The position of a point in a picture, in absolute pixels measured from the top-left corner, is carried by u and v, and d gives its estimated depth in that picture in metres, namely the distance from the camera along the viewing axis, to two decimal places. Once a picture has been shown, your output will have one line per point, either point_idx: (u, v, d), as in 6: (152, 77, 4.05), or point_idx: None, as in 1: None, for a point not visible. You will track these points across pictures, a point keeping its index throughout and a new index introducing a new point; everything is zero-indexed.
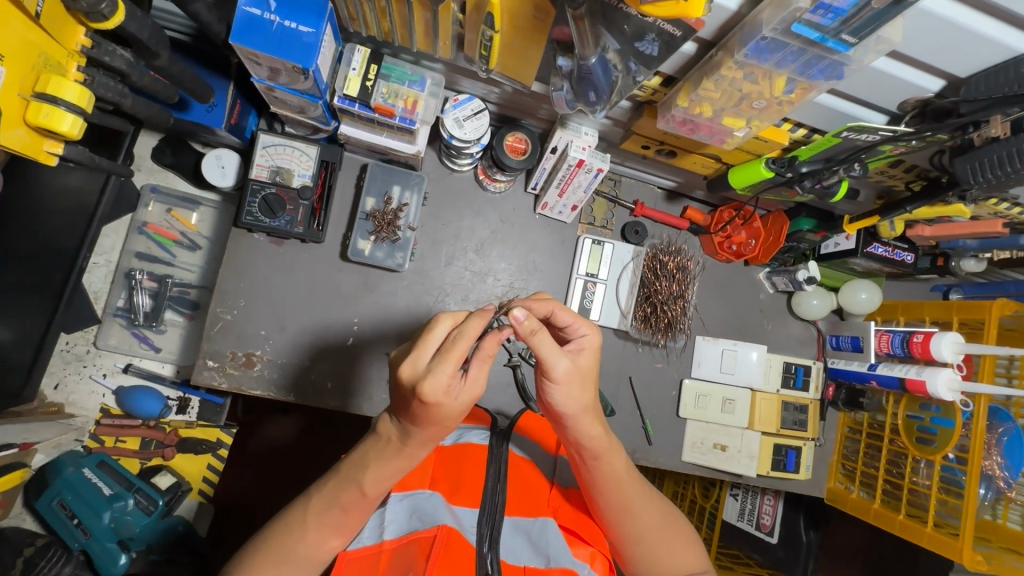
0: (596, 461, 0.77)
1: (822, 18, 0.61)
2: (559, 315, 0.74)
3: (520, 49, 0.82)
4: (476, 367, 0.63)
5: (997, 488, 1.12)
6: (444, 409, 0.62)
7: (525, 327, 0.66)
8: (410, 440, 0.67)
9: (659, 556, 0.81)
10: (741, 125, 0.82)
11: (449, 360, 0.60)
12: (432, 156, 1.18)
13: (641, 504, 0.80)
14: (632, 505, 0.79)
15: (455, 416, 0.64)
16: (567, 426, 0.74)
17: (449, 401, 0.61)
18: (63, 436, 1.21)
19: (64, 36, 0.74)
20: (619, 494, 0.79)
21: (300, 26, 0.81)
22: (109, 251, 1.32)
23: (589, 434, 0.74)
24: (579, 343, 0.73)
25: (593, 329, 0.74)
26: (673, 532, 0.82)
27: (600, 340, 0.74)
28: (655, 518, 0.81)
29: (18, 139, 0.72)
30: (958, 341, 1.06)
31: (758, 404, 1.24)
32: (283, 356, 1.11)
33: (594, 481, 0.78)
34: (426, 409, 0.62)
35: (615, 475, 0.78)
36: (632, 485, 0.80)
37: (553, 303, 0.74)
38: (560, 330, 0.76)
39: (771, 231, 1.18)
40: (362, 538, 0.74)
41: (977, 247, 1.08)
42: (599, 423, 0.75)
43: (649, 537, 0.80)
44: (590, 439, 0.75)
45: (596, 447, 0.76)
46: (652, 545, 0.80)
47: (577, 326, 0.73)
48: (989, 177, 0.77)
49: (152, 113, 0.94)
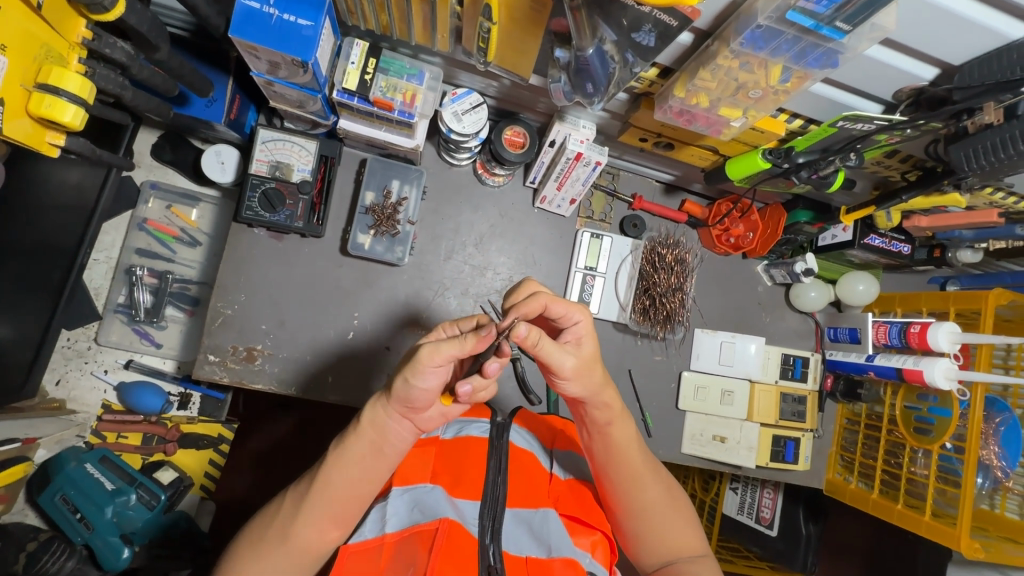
0: (610, 428, 0.79)
1: (816, 5, 0.61)
2: (552, 308, 0.72)
3: (518, 41, 0.83)
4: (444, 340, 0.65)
5: (994, 477, 1.11)
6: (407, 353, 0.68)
7: (526, 338, 0.66)
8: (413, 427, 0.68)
9: (660, 533, 0.81)
10: (737, 115, 0.82)
11: (448, 327, 0.73)
12: (430, 150, 1.18)
13: (650, 477, 0.82)
14: (640, 477, 0.81)
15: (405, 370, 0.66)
16: (586, 403, 0.77)
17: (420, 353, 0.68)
18: (64, 432, 1.22)
19: (65, 28, 0.74)
20: (629, 463, 0.81)
21: (299, 20, 0.82)
22: (109, 248, 1.32)
23: (606, 400, 0.77)
24: (574, 332, 0.74)
25: (586, 313, 0.74)
26: (677, 512, 0.83)
27: (593, 324, 0.74)
28: (660, 495, 0.82)
29: (19, 130, 0.73)
30: (955, 330, 1.07)
31: (756, 396, 1.25)
32: (284, 351, 1.11)
33: (605, 449, 0.81)
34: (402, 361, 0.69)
35: (627, 444, 0.80)
36: (642, 457, 0.82)
37: (546, 293, 0.72)
38: (554, 321, 0.75)
39: (768, 224, 1.19)
40: (363, 531, 0.74)
41: (973, 238, 1.09)
42: (614, 391, 0.77)
43: (653, 511, 0.81)
44: (605, 407, 0.77)
45: (611, 414, 0.78)
46: (656, 521, 0.81)
47: (570, 314, 0.73)
48: (983, 163, 0.77)
49: (152, 106, 0.94)
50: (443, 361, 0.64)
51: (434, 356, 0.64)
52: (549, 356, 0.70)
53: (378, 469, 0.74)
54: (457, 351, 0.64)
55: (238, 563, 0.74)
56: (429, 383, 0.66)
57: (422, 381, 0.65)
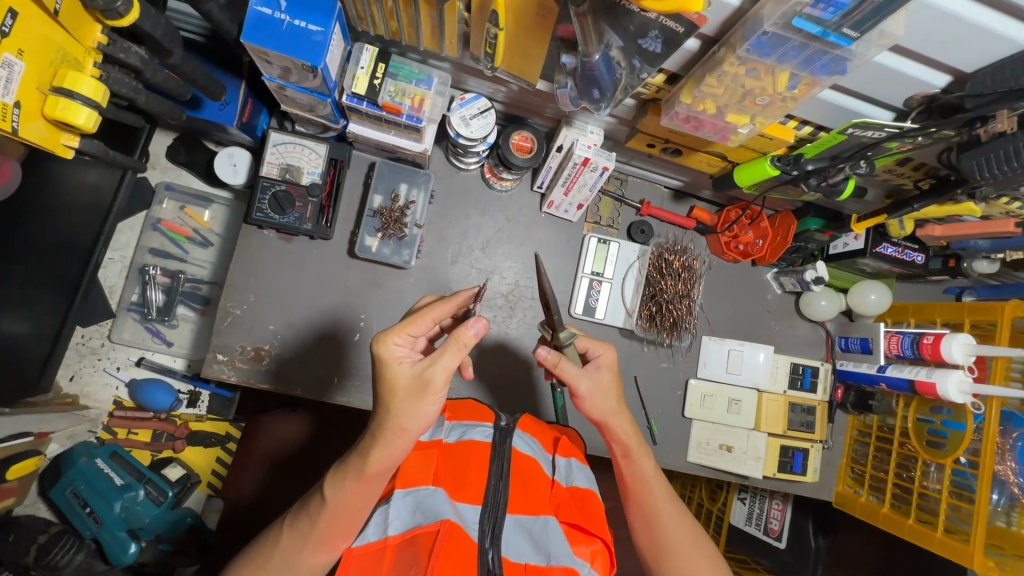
0: (652, 496, 0.87)
1: (823, 12, 0.61)
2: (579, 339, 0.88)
3: (525, 48, 0.84)
4: (446, 350, 0.69)
5: (1010, 494, 1.08)
6: (398, 373, 0.69)
7: (548, 359, 0.83)
8: (398, 442, 0.71)
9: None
10: (745, 121, 0.82)
11: (401, 332, 0.73)
12: (438, 154, 1.19)
13: (697, 555, 0.85)
14: (689, 554, 0.85)
15: (404, 391, 0.69)
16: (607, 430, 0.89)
17: (403, 368, 0.70)
18: (76, 427, 1.25)
19: (81, 33, 0.76)
20: (678, 539, 0.85)
21: (309, 25, 0.83)
22: (124, 247, 1.35)
23: (644, 468, 0.88)
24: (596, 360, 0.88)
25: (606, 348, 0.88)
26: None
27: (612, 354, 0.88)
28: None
29: (36, 132, 0.75)
30: (969, 342, 1.05)
31: (764, 405, 1.22)
32: (290, 351, 1.12)
33: (654, 524, 0.86)
34: (382, 378, 0.71)
35: (675, 517, 0.87)
36: (689, 536, 0.86)
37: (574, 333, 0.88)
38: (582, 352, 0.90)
39: (778, 231, 1.16)
40: (367, 534, 0.75)
41: (990, 248, 1.07)
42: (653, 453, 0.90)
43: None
44: (648, 475, 0.88)
45: (650, 482, 0.88)
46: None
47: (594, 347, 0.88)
48: (996, 172, 0.76)
49: (166, 109, 0.96)
50: (449, 377, 0.69)
51: (440, 375, 0.69)
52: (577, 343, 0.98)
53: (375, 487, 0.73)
54: (456, 360, 0.69)
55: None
56: (433, 403, 0.70)
57: (429, 401, 0.69)
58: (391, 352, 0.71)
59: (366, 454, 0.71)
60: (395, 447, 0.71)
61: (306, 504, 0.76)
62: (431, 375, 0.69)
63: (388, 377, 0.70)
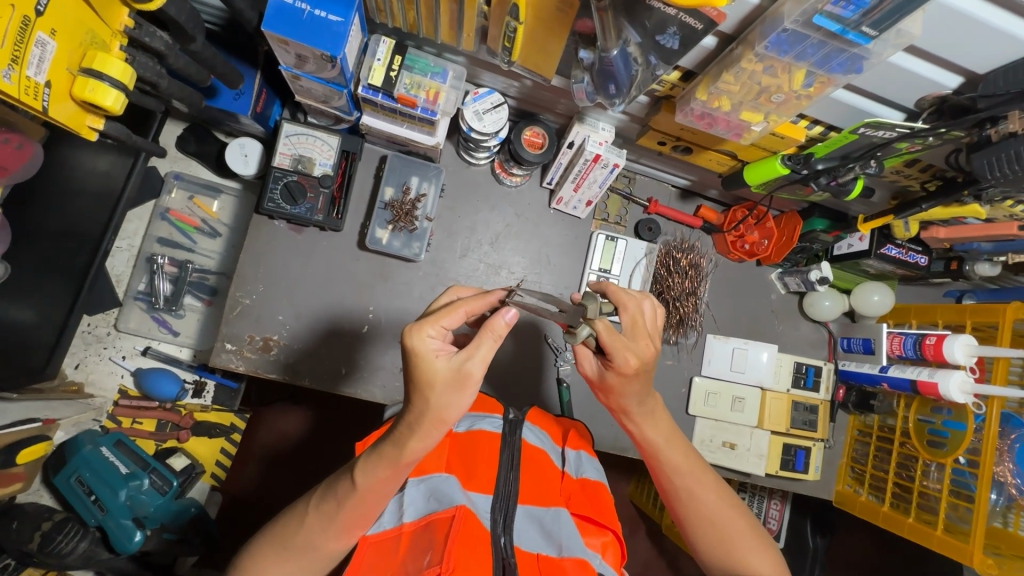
0: (665, 458, 0.87)
1: (844, 10, 0.62)
2: (603, 337, 0.77)
3: (544, 42, 0.84)
4: (482, 341, 0.68)
5: (1008, 494, 1.09)
6: (436, 368, 0.67)
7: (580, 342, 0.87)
8: (435, 432, 0.70)
9: (746, 570, 0.83)
10: (758, 119, 0.83)
11: (435, 325, 0.70)
12: (449, 149, 1.20)
13: (725, 510, 0.86)
14: (713, 511, 0.86)
15: (443, 386, 0.67)
16: (629, 422, 0.89)
17: (440, 362, 0.67)
18: (81, 415, 1.25)
19: (109, 16, 0.77)
20: (699, 498, 0.86)
21: (329, 16, 0.84)
22: (133, 236, 1.35)
23: (652, 432, 0.88)
24: (619, 364, 0.78)
25: (625, 354, 0.77)
26: (762, 545, 0.85)
27: (632, 361, 0.77)
28: (748, 533, 0.85)
29: (63, 112, 0.76)
30: (970, 342, 1.06)
31: (768, 403, 1.23)
32: (298, 342, 1.12)
33: (673, 484, 0.88)
34: (415, 371, 0.69)
35: (692, 476, 0.87)
36: (727, 505, 0.87)
37: (600, 323, 0.78)
38: (614, 348, 0.77)
39: (784, 231, 1.18)
40: (382, 522, 0.76)
41: (992, 250, 1.09)
42: (663, 414, 0.88)
43: (740, 551, 0.84)
44: (657, 438, 0.88)
45: (661, 445, 0.88)
46: (744, 558, 0.83)
47: (617, 352, 0.77)
48: (1006, 172, 0.77)
49: (184, 94, 0.96)
50: (486, 369, 0.68)
51: (479, 366, 0.68)
52: (643, 321, 0.81)
53: (392, 479, 0.73)
54: (491, 350, 0.69)
55: (258, 558, 0.75)
56: (471, 395, 0.69)
57: (469, 394, 0.68)
58: (427, 346, 0.68)
59: (399, 441, 0.70)
60: (430, 438, 0.70)
61: (336, 484, 0.75)
62: (470, 368, 0.67)
63: (423, 372, 0.68)
